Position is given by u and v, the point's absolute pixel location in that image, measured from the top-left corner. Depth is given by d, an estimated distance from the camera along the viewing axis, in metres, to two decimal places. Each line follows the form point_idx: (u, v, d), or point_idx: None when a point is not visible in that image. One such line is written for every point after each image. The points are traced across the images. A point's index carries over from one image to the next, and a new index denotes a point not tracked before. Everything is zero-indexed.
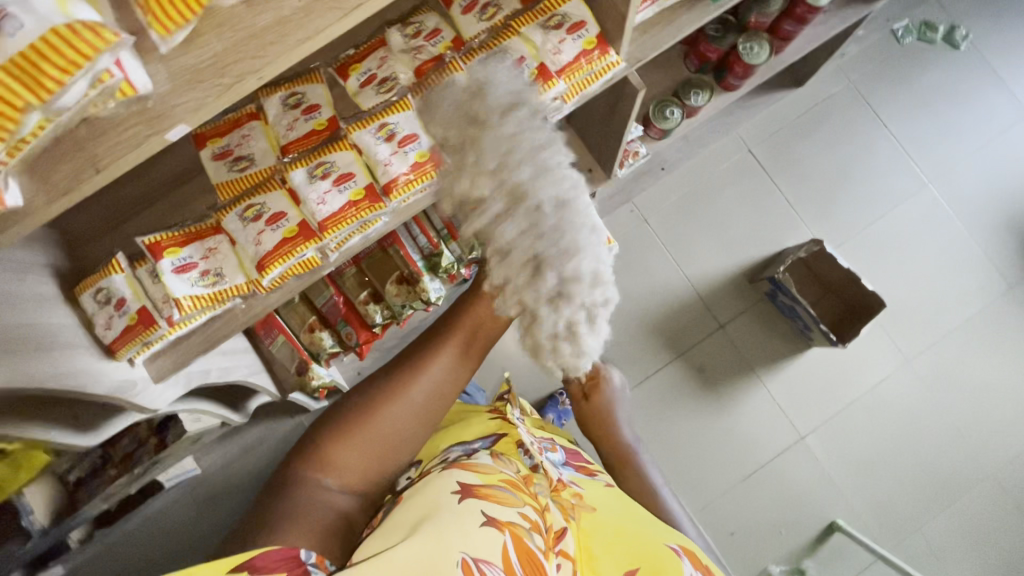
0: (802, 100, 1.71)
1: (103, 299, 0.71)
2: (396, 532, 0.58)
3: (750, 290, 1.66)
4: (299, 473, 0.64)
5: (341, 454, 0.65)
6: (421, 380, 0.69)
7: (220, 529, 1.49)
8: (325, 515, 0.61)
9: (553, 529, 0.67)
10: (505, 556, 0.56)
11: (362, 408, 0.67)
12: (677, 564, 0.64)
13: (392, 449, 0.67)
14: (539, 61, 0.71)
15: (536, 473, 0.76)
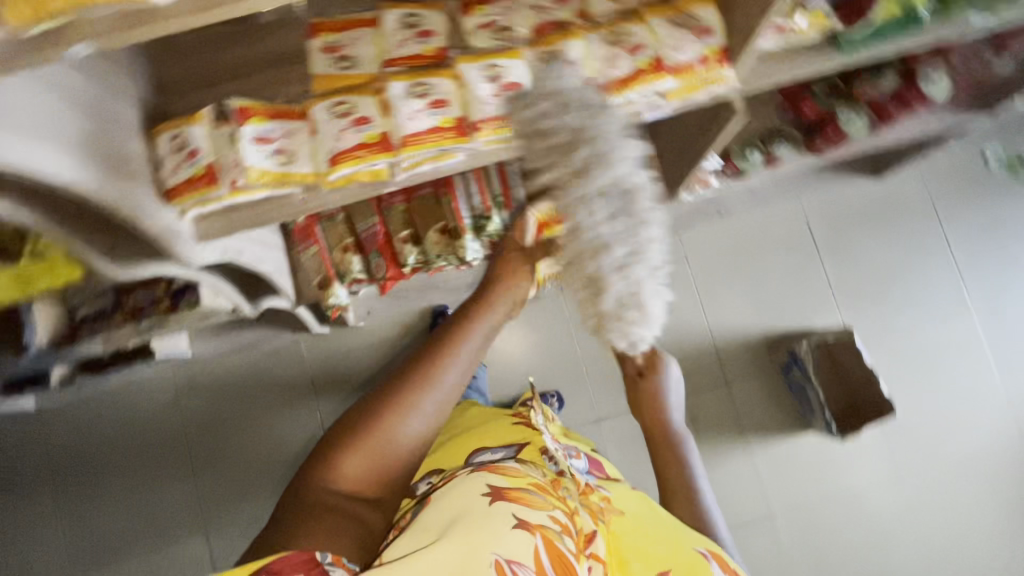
0: (874, 192, 1.69)
1: (177, 145, 0.73)
2: (429, 531, 0.63)
3: (766, 357, 1.64)
4: (312, 485, 0.63)
5: (351, 464, 0.63)
6: (432, 387, 0.64)
7: (198, 412, 1.60)
8: (337, 522, 0.61)
9: (583, 532, 0.73)
10: (539, 557, 0.62)
11: (370, 419, 0.63)
12: (707, 567, 0.72)
13: (402, 458, 0.64)
14: (656, 53, 0.71)
15: (563, 478, 0.84)
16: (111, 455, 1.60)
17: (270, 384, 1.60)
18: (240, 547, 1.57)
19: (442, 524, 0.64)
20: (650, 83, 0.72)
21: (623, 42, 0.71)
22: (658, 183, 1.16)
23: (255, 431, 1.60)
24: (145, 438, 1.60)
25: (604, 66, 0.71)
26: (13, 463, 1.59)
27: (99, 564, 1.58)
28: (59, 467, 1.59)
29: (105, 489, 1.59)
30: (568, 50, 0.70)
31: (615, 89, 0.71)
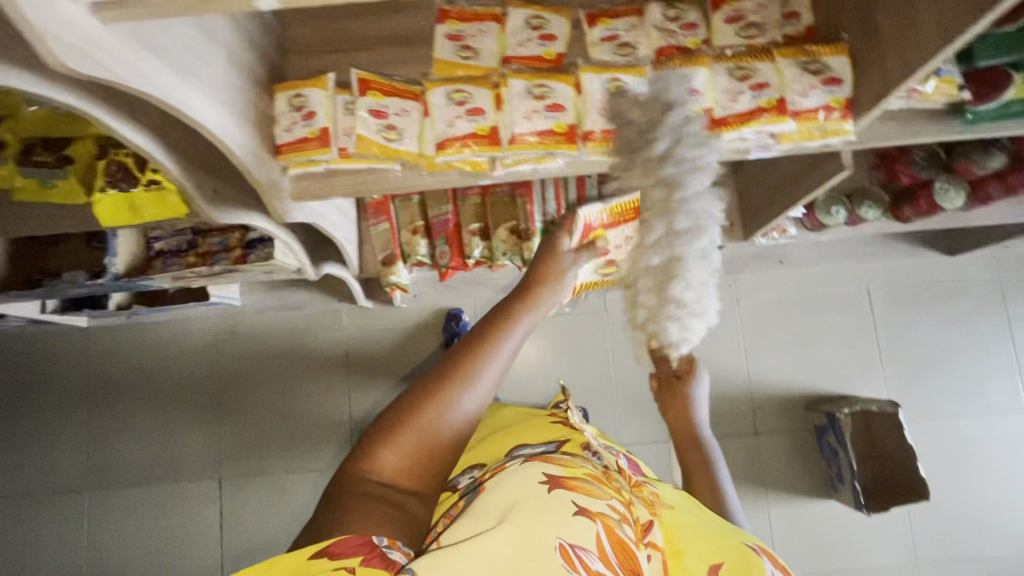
0: (943, 269, 1.63)
1: (296, 105, 0.76)
2: (486, 517, 0.59)
3: (801, 416, 1.60)
4: (349, 475, 0.56)
5: (389, 453, 0.56)
6: (475, 371, 0.57)
7: (234, 361, 1.64)
8: (379, 507, 0.54)
9: (640, 521, 0.66)
10: (601, 544, 0.56)
11: (408, 406, 0.57)
12: (760, 561, 0.60)
13: (443, 445, 0.57)
14: (781, 95, 0.70)
15: (612, 472, 0.75)
16: (146, 387, 1.64)
17: (308, 347, 1.64)
18: (251, 501, 1.60)
19: (500, 508, 0.60)
20: (769, 123, 0.70)
21: (749, 78, 0.71)
22: (733, 222, 1.14)
23: (285, 388, 1.63)
24: (179, 377, 1.64)
25: (726, 99, 0.71)
26: (53, 378, 1.65)
27: (116, 490, 1.62)
28: (96, 389, 1.64)
29: (135, 419, 1.64)
30: (693, 78, 0.70)
31: (733, 123, 0.70)
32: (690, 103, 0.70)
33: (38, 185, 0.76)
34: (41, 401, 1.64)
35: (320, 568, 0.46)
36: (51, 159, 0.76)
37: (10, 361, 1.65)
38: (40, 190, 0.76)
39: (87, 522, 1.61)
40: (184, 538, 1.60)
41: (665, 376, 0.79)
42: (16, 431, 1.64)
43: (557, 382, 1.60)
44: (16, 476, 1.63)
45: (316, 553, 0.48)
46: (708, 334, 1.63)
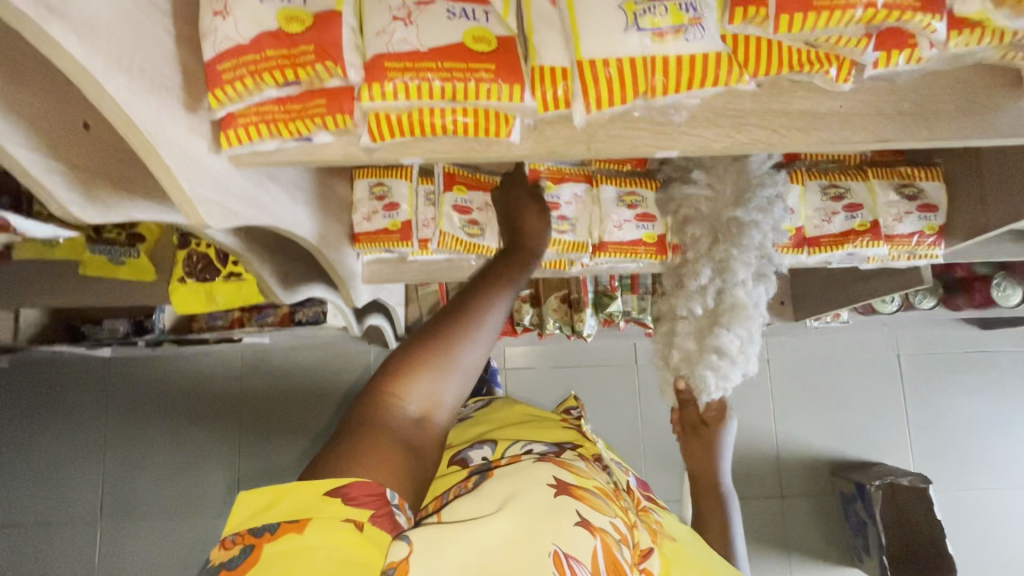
0: (974, 340, 1.63)
1: (377, 194, 0.73)
2: (480, 500, 0.46)
3: (827, 480, 1.59)
4: (366, 411, 0.45)
5: (413, 384, 0.46)
6: (509, 305, 0.52)
7: (257, 395, 1.61)
8: (398, 453, 0.43)
9: (638, 546, 0.53)
10: (599, 564, 0.43)
11: (440, 333, 0.48)
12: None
13: (473, 385, 0.49)
14: (875, 218, 0.69)
15: (620, 490, 0.59)
16: (166, 417, 1.61)
17: (333, 384, 1.61)
18: None
19: (497, 495, 0.46)
20: (864, 246, 0.69)
21: (842, 198, 0.70)
22: (784, 301, 1.13)
23: (307, 422, 1.60)
24: (201, 409, 1.61)
25: (818, 220, 0.70)
26: (71, 404, 1.62)
27: (131, 522, 1.59)
28: (116, 417, 1.62)
29: (154, 450, 1.61)
30: (786, 195, 0.70)
31: (826, 244, 0.70)
32: (782, 221, 0.70)
33: (107, 262, 0.73)
34: (58, 428, 1.61)
35: (329, 515, 0.39)
36: (121, 237, 0.74)
37: (29, 385, 1.62)
38: (107, 268, 0.73)
39: (100, 554, 1.58)
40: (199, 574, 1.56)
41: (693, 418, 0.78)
42: (32, 456, 1.60)
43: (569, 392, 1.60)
44: (30, 504, 1.60)
45: (328, 492, 0.40)
46: (738, 394, 1.62)
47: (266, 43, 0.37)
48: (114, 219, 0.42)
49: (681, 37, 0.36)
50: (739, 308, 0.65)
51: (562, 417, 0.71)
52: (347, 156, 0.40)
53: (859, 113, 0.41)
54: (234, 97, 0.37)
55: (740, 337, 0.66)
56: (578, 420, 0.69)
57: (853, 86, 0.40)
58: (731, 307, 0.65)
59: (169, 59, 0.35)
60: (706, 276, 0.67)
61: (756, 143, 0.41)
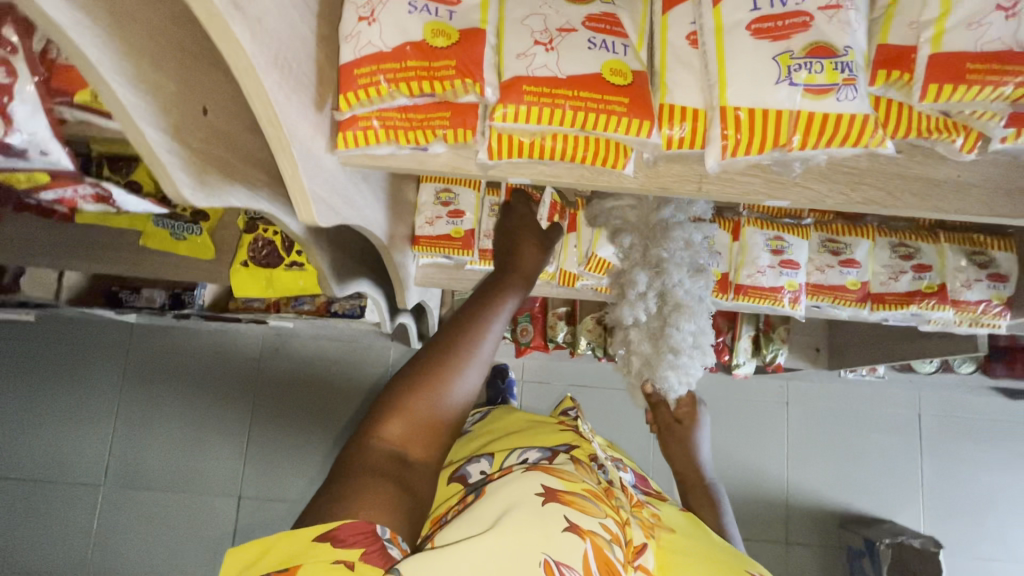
0: (998, 408, 1.60)
1: (442, 200, 0.74)
2: (473, 521, 0.47)
3: (834, 532, 1.57)
4: (353, 454, 0.46)
5: (395, 421, 0.48)
6: (486, 331, 0.52)
7: (272, 378, 1.61)
8: (386, 486, 0.44)
9: (632, 542, 0.53)
10: (590, 569, 0.44)
11: (416, 370, 0.50)
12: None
13: (458, 405, 0.50)
14: (943, 281, 0.68)
15: (615, 487, 0.60)
16: (181, 390, 1.62)
17: (349, 376, 1.60)
18: (267, 522, 1.57)
19: (489, 513, 0.48)
20: (930, 309, 0.69)
21: (911, 258, 0.69)
22: (820, 348, 1.12)
23: (320, 411, 1.60)
24: (215, 386, 1.61)
25: (884, 277, 0.69)
26: (89, 366, 1.62)
27: (133, 490, 1.59)
28: (129, 384, 1.62)
29: (164, 421, 1.61)
30: (855, 248, 0.69)
31: (890, 302, 0.69)
32: (848, 274, 0.69)
33: (169, 236, 0.74)
34: (73, 387, 1.61)
35: (320, 557, 0.39)
36: (186, 212, 0.74)
37: (50, 342, 1.63)
38: (169, 242, 0.74)
39: (99, 520, 1.58)
40: (196, 551, 1.56)
41: (666, 418, 0.81)
42: (44, 413, 1.61)
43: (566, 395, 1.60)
44: (35, 460, 1.60)
45: (317, 539, 0.40)
46: (754, 434, 1.59)
47: (408, 53, 0.38)
48: (223, 203, 0.42)
49: (830, 95, 0.35)
50: (683, 306, 0.62)
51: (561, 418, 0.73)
52: (457, 169, 0.41)
53: (976, 185, 0.41)
54: (366, 101, 0.38)
55: (690, 340, 0.62)
56: (577, 422, 0.70)
57: (976, 157, 0.40)
58: (676, 309, 0.61)
59: (309, 58, 0.36)
60: (644, 283, 0.62)
61: (870, 204, 0.41)
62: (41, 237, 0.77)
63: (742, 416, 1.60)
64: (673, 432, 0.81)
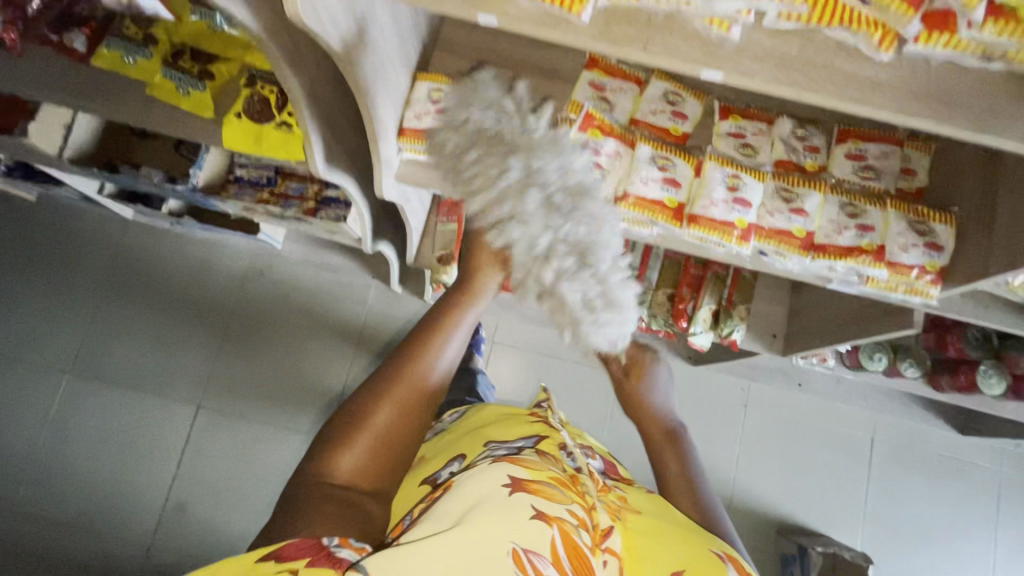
0: (950, 444, 1.63)
1: (433, 98, 0.79)
2: (441, 517, 0.54)
3: (774, 539, 1.58)
4: (299, 484, 0.54)
5: (343, 455, 0.55)
6: (420, 373, 0.59)
7: (252, 298, 1.65)
8: (337, 509, 0.52)
9: (599, 526, 0.61)
10: (557, 550, 0.53)
11: (357, 408, 0.57)
12: (722, 567, 0.61)
13: (394, 435, 0.57)
14: (883, 242, 0.72)
15: (580, 474, 0.70)
16: (161, 295, 1.65)
17: (326, 308, 1.64)
18: (220, 434, 1.59)
19: (456, 509, 0.55)
20: (864, 265, 0.73)
21: (857, 217, 0.74)
22: (777, 334, 1.15)
23: (293, 338, 1.63)
24: (195, 297, 1.65)
25: (829, 230, 0.73)
26: (77, 256, 1.66)
27: (96, 383, 1.61)
28: (112, 282, 1.66)
29: (139, 322, 1.64)
30: (805, 198, 0.74)
31: (831, 253, 0.73)
32: (794, 221, 0.74)
33: (174, 89, 0.79)
34: (59, 274, 1.65)
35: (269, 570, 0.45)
36: (194, 70, 0.80)
37: (45, 226, 1.67)
38: (173, 94, 0.79)
39: (57, 406, 1.60)
40: (146, 452, 1.58)
41: (617, 372, 0.84)
42: (25, 294, 1.64)
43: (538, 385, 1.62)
44: (7, 335, 1.62)
45: (266, 555, 0.47)
46: (708, 430, 1.62)
47: None
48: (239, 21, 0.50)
49: None
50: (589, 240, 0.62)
51: (533, 410, 0.89)
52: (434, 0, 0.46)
53: (890, 86, 0.45)
54: None
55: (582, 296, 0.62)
56: (546, 412, 0.87)
57: (891, 58, 0.45)
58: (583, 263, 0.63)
59: None
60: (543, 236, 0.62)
61: (793, 85, 0.45)
62: (55, 74, 0.82)
63: (700, 411, 1.62)
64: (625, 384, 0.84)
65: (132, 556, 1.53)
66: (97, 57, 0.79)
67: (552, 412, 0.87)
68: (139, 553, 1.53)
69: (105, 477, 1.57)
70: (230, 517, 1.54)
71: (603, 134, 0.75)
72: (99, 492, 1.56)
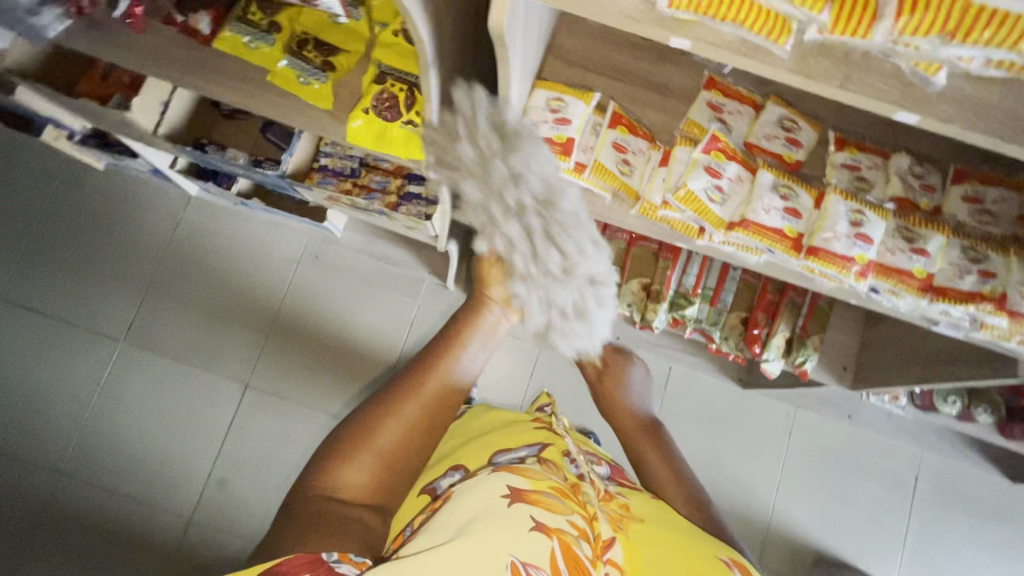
0: (995, 489, 1.61)
1: (553, 107, 0.77)
2: (438, 533, 0.58)
3: (809, 569, 1.57)
4: (306, 496, 0.57)
5: (347, 472, 0.57)
6: (425, 389, 0.61)
7: (305, 283, 1.66)
8: (350, 529, 0.54)
9: (600, 537, 0.64)
10: (555, 563, 0.57)
11: (361, 423, 0.59)
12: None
13: (402, 451, 0.59)
14: (1006, 290, 0.70)
15: (582, 482, 0.75)
16: (216, 273, 1.66)
17: (378, 298, 1.65)
18: (265, 415, 1.60)
19: (453, 525, 0.58)
20: (985, 313, 0.71)
21: (978, 262, 0.72)
22: (847, 366, 1.14)
23: (342, 325, 1.64)
24: (249, 277, 1.66)
25: (950, 274, 0.73)
26: (138, 227, 1.68)
27: (146, 354, 1.63)
28: (170, 257, 1.67)
29: (193, 297, 1.66)
30: (927, 240, 0.73)
31: (951, 298, 0.72)
32: (916, 261, 0.73)
33: (296, 78, 0.80)
34: (119, 243, 1.67)
35: None
36: (316, 60, 0.81)
37: (109, 194, 1.69)
38: (295, 83, 0.80)
39: (107, 374, 1.62)
40: (192, 427, 1.59)
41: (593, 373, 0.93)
42: (84, 261, 1.66)
43: (541, 389, 1.56)
44: (65, 301, 1.65)
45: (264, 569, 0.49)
46: (751, 454, 1.61)
47: None
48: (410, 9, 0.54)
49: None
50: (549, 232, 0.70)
51: (538, 418, 0.96)
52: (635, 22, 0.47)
53: None
54: None
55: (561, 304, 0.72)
56: (551, 419, 0.95)
57: None
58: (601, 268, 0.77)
59: None
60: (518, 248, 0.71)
61: (992, 134, 0.45)
62: (176, 53, 0.82)
63: (744, 433, 1.61)
64: (601, 386, 0.92)
65: (171, 529, 1.54)
66: (222, 40, 0.81)
67: (556, 421, 0.95)
68: (178, 527, 1.54)
69: (150, 448, 1.58)
70: (269, 497, 1.55)
71: (724, 158, 0.76)
72: (145, 463, 1.57)
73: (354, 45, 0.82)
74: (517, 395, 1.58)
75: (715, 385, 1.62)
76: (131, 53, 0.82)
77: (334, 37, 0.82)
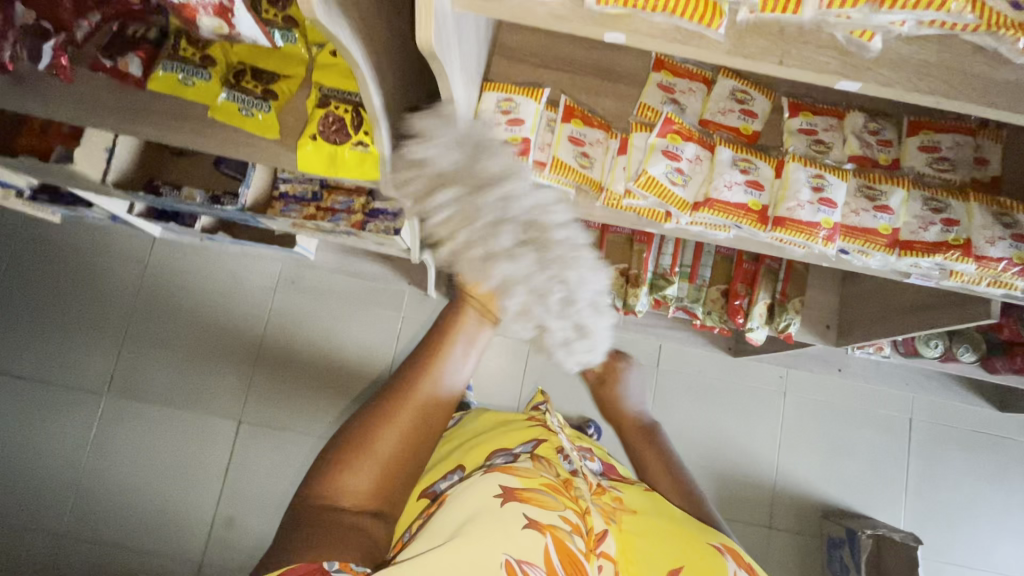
0: (987, 421, 1.65)
1: (503, 108, 0.76)
2: (435, 534, 0.56)
3: (817, 522, 1.59)
4: (307, 507, 0.53)
5: (347, 483, 0.53)
6: (427, 390, 0.57)
7: (284, 310, 1.63)
8: (353, 538, 0.52)
9: (593, 531, 0.63)
10: (549, 558, 0.55)
11: (360, 427, 0.55)
12: (722, 564, 0.63)
13: (405, 459, 0.55)
14: (970, 236, 0.72)
15: (575, 476, 0.73)
16: (192, 312, 1.63)
17: (361, 314, 1.63)
18: (261, 446, 1.58)
19: (450, 524, 0.57)
20: (953, 260, 0.72)
21: (941, 211, 0.73)
22: (830, 324, 1.15)
23: (328, 346, 1.62)
24: (227, 310, 1.63)
25: (915, 226, 0.73)
26: (105, 276, 1.63)
27: (132, 403, 1.60)
28: (145, 301, 1.63)
29: (172, 339, 1.62)
30: (889, 195, 0.74)
31: (919, 250, 0.73)
32: (880, 219, 0.74)
33: (238, 111, 0.78)
34: (89, 294, 1.63)
35: None
36: (256, 91, 0.79)
37: (70, 247, 1.64)
38: (236, 116, 0.78)
39: (96, 428, 1.58)
40: (190, 469, 1.57)
41: (591, 379, 0.86)
42: (53, 319, 1.62)
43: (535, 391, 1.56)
44: (39, 362, 1.60)
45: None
46: (748, 418, 1.63)
47: None
48: (331, 31, 0.51)
49: None
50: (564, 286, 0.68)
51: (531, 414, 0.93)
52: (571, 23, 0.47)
53: None
54: None
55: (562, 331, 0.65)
56: (546, 416, 0.89)
57: None
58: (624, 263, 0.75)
59: None
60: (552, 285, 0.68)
61: (934, 93, 0.45)
62: (108, 100, 0.79)
63: (739, 399, 1.63)
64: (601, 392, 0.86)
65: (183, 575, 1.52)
66: (155, 81, 0.78)
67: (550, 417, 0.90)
68: (189, 570, 1.52)
69: (149, 497, 1.56)
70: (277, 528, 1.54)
71: (681, 139, 0.76)
72: (146, 513, 1.55)
73: (291, 69, 0.80)
74: (513, 393, 1.58)
75: (706, 356, 1.64)
76: (61, 106, 0.79)
77: (270, 65, 0.80)
